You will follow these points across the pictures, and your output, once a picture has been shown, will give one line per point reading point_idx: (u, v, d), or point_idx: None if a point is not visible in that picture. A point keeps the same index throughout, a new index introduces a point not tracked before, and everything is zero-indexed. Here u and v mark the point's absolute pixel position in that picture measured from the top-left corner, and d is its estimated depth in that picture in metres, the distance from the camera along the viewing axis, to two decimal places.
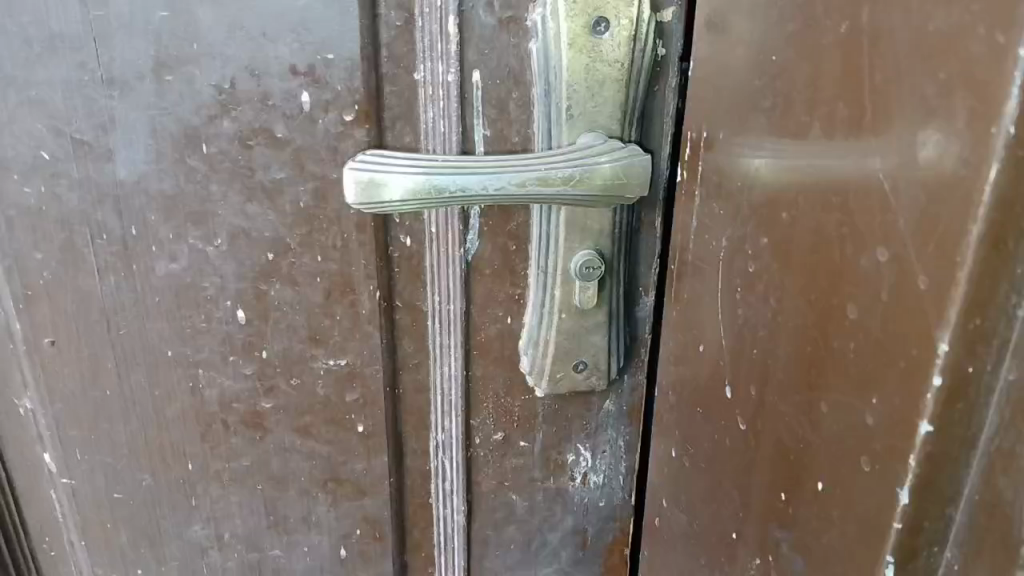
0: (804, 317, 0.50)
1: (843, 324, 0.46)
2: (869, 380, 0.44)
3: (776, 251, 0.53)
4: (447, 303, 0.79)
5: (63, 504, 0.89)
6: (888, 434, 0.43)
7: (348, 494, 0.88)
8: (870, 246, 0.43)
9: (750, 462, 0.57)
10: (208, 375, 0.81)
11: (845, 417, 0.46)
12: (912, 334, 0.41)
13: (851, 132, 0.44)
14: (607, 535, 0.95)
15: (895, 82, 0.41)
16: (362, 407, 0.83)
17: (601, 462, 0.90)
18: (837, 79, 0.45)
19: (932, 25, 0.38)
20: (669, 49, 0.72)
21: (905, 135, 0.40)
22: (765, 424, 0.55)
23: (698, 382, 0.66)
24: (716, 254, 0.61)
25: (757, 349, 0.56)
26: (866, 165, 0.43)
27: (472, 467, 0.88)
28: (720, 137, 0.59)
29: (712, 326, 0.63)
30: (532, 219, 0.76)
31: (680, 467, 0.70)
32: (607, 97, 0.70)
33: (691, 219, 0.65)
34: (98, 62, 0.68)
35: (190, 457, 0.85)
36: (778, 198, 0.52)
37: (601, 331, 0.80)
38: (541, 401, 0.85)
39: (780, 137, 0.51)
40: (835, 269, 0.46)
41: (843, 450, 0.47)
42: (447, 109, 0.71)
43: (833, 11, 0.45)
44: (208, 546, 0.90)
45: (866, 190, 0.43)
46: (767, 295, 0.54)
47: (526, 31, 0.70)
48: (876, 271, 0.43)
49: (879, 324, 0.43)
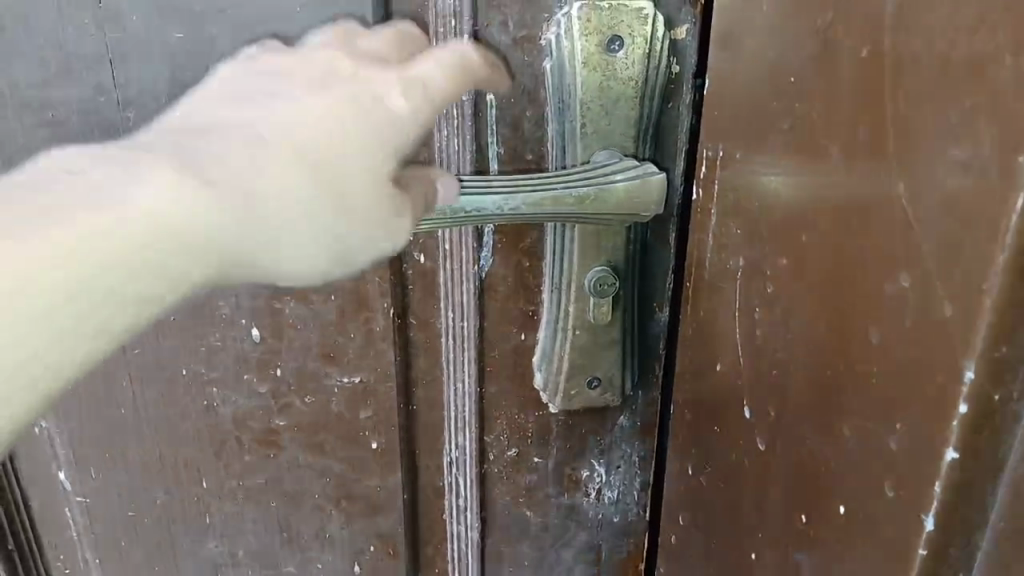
0: (825, 339, 0.50)
1: (866, 348, 0.46)
2: (892, 405, 0.44)
3: (796, 272, 0.52)
4: (460, 321, 0.79)
5: (78, 522, 0.89)
6: (912, 460, 0.43)
7: (361, 510, 0.87)
8: (893, 271, 0.43)
9: (769, 483, 0.57)
10: (222, 393, 0.81)
11: (867, 440, 0.46)
12: (937, 360, 0.41)
13: (873, 156, 0.44)
14: (621, 551, 0.92)
15: (916, 107, 0.41)
16: (376, 424, 0.83)
17: (614, 478, 0.87)
18: (859, 102, 0.45)
19: (956, 52, 0.38)
20: (683, 66, 0.71)
21: (928, 161, 0.40)
22: (784, 445, 0.55)
23: (715, 400, 0.66)
24: (734, 272, 0.61)
25: (777, 370, 0.55)
26: (889, 189, 0.43)
27: (486, 483, 0.87)
28: (737, 157, 0.59)
29: (729, 345, 0.62)
30: (546, 234, 0.75)
31: (697, 485, 0.70)
32: (621, 115, 0.70)
33: (707, 236, 0.65)
34: (114, 83, 0.70)
35: (204, 474, 0.85)
36: (797, 220, 0.52)
37: (615, 347, 0.78)
38: (553, 416, 0.83)
39: (799, 158, 0.51)
40: (856, 292, 0.46)
41: (866, 473, 0.47)
42: (461, 127, 0.72)
43: (854, 33, 0.45)
44: (222, 562, 0.90)
45: (888, 214, 0.43)
46: (787, 317, 0.54)
47: (540, 50, 0.70)
48: (899, 296, 0.43)
49: (903, 349, 0.43)
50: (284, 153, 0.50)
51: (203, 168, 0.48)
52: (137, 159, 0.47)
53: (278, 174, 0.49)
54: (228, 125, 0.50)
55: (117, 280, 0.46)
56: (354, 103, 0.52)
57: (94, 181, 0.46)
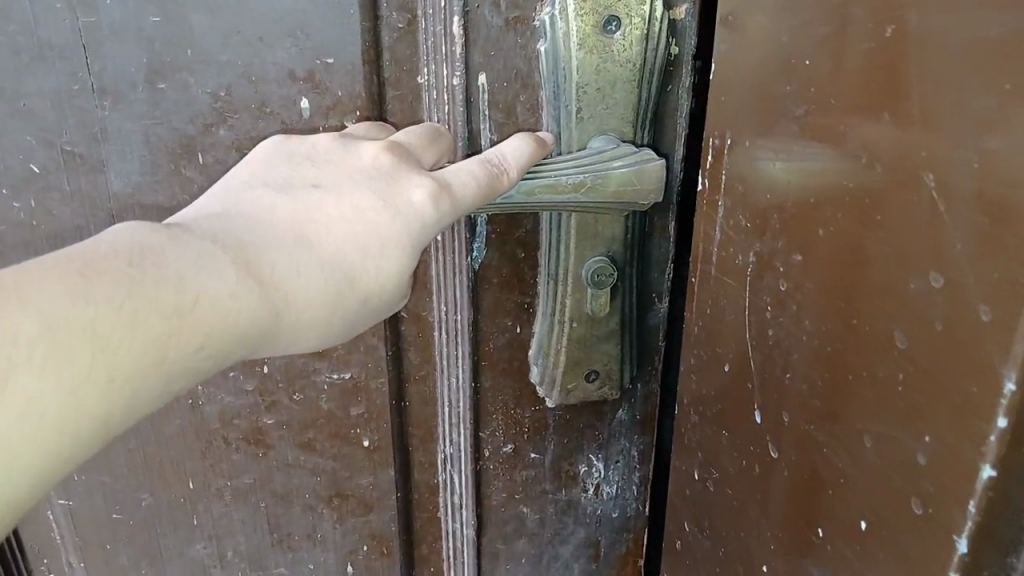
0: (843, 341, 0.47)
1: (889, 351, 0.43)
2: (917, 414, 0.42)
3: (811, 271, 0.50)
4: (453, 313, 0.76)
5: (60, 524, 0.87)
6: (941, 472, 0.40)
7: (353, 509, 0.85)
8: (919, 271, 0.41)
9: (781, 489, 0.55)
10: (206, 392, 0.79)
11: (891, 450, 0.44)
12: (970, 369, 0.38)
13: (897, 149, 0.41)
14: (620, 547, 0.90)
15: (946, 95, 0.38)
16: (367, 421, 0.81)
17: (614, 473, 0.85)
18: (881, 89, 0.42)
19: (989, 38, 0.35)
20: (683, 48, 0.68)
21: (959, 155, 0.37)
22: (799, 452, 0.53)
23: (723, 401, 0.63)
24: (743, 269, 0.58)
25: (789, 374, 0.53)
26: (916, 182, 0.40)
27: (482, 480, 0.83)
28: (744, 146, 0.57)
29: (738, 344, 0.60)
30: (541, 224, 0.72)
31: (704, 488, 0.67)
32: (619, 99, 0.66)
33: (714, 230, 0.63)
34: (89, 71, 0.67)
35: (190, 474, 0.83)
36: (814, 213, 0.49)
37: (613, 339, 0.75)
38: (549, 410, 0.81)
39: (813, 146, 0.48)
40: (879, 291, 0.44)
41: (889, 484, 0.44)
42: (452, 114, 0.69)
43: (875, 12, 0.42)
44: (210, 564, 0.88)
45: (914, 210, 0.40)
46: (800, 317, 0.51)
47: (534, 31, 0.67)
48: (926, 298, 0.40)
49: (931, 354, 0.40)
50: (325, 254, 0.49)
51: (255, 261, 0.46)
52: (210, 254, 0.45)
53: (323, 276, 0.48)
54: (278, 215, 0.49)
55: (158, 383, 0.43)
56: (386, 202, 0.51)
57: (171, 275, 0.43)
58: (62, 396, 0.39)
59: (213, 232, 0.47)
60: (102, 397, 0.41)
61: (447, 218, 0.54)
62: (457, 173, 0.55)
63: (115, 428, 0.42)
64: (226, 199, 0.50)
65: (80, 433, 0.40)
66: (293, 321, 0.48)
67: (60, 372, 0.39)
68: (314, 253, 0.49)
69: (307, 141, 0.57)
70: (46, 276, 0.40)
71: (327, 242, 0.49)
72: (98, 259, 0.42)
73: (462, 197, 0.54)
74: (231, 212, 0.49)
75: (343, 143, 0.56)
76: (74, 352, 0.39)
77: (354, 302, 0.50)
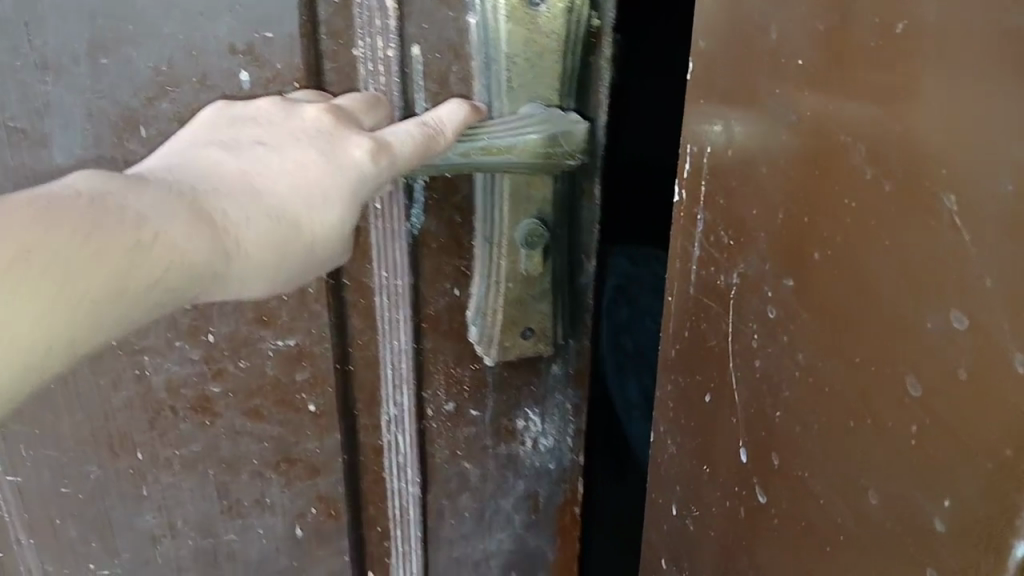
0: (849, 384, 0.45)
1: (903, 401, 0.42)
2: (933, 471, 0.40)
3: (811, 303, 0.48)
4: (394, 279, 0.79)
5: (7, 501, 0.87)
6: (960, 536, 0.39)
7: (301, 474, 0.88)
8: (938, 324, 0.39)
9: (778, 529, 0.54)
10: (154, 362, 0.80)
11: (901, 501, 0.42)
12: (993, 435, 0.37)
13: (915, 186, 0.39)
14: (557, 496, 0.95)
15: (972, 132, 0.35)
16: (312, 386, 0.83)
17: (549, 426, 0.90)
18: (892, 116, 0.40)
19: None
20: (604, 20, 0.72)
21: (990, 205, 0.35)
22: (797, 492, 0.51)
23: (709, 431, 0.61)
24: (726, 290, 0.56)
25: (787, 410, 0.51)
26: (936, 227, 0.38)
27: (425, 439, 0.88)
28: (729, 151, 0.54)
29: (723, 369, 0.58)
30: (475, 190, 0.76)
31: (690, 521, 0.66)
32: (545, 69, 0.71)
33: (692, 246, 0.60)
34: (30, 45, 0.68)
35: (139, 446, 0.84)
36: (811, 239, 0.47)
37: (547, 298, 0.80)
38: (488, 369, 0.85)
39: (804, 156, 0.46)
40: (884, 323, 0.42)
41: (900, 539, 0.43)
42: (388, 85, 0.72)
43: (882, 6, 0.40)
44: (160, 535, 0.90)
45: (934, 258, 0.38)
46: (798, 351, 0.49)
47: (464, 5, 0.71)
48: (946, 351, 0.39)
49: (953, 413, 0.39)
50: (273, 205, 0.51)
51: (208, 209, 0.49)
52: (165, 198, 0.48)
53: (271, 223, 0.51)
54: (228, 173, 0.52)
55: (119, 311, 0.45)
56: (327, 158, 0.54)
57: (131, 211, 0.46)
58: (31, 311, 0.41)
59: (168, 181, 0.49)
60: (67, 323, 0.43)
61: (385, 173, 0.57)
62: (393, 133, 0.58)
63: (77, 350, 0.44)
64: (178, 160, 0.53)
65: (47, 350, 0.43)
66: (241, 264, 0.50)
67: (30, 292, 0.41)
68: (259, 202, 0.51)
69: (250, 105, 0.59)
70: (16, 203, 0.43)
71: (277, 196, 0.52)
72: (63, 195, 0.45)
73: (399, 155, 0.57)
74: (180, 169, 0.51)
75: (286, 104, 0.58)
76: (45, 269, 0.42)
77: (301, 253, 0.52)
